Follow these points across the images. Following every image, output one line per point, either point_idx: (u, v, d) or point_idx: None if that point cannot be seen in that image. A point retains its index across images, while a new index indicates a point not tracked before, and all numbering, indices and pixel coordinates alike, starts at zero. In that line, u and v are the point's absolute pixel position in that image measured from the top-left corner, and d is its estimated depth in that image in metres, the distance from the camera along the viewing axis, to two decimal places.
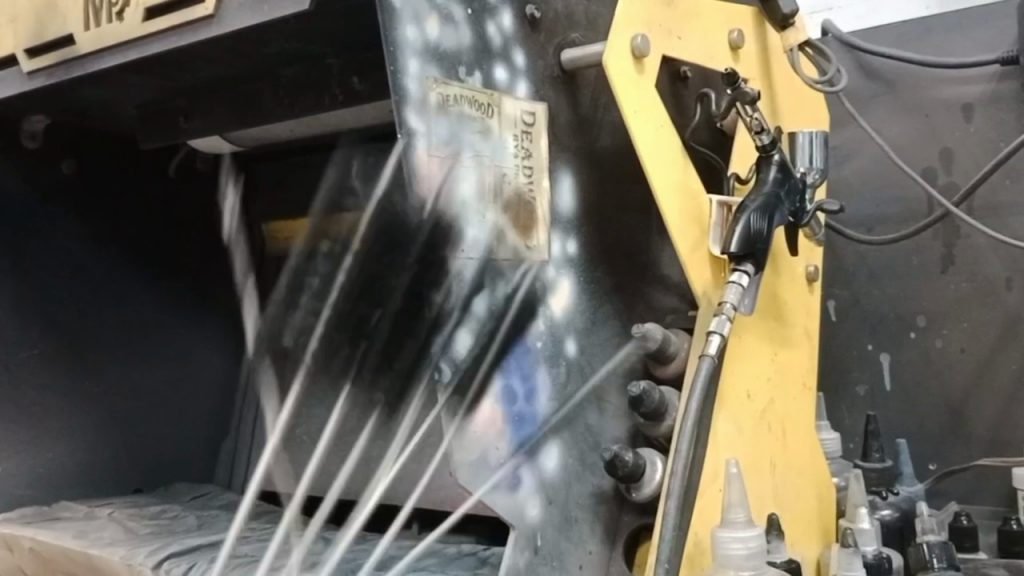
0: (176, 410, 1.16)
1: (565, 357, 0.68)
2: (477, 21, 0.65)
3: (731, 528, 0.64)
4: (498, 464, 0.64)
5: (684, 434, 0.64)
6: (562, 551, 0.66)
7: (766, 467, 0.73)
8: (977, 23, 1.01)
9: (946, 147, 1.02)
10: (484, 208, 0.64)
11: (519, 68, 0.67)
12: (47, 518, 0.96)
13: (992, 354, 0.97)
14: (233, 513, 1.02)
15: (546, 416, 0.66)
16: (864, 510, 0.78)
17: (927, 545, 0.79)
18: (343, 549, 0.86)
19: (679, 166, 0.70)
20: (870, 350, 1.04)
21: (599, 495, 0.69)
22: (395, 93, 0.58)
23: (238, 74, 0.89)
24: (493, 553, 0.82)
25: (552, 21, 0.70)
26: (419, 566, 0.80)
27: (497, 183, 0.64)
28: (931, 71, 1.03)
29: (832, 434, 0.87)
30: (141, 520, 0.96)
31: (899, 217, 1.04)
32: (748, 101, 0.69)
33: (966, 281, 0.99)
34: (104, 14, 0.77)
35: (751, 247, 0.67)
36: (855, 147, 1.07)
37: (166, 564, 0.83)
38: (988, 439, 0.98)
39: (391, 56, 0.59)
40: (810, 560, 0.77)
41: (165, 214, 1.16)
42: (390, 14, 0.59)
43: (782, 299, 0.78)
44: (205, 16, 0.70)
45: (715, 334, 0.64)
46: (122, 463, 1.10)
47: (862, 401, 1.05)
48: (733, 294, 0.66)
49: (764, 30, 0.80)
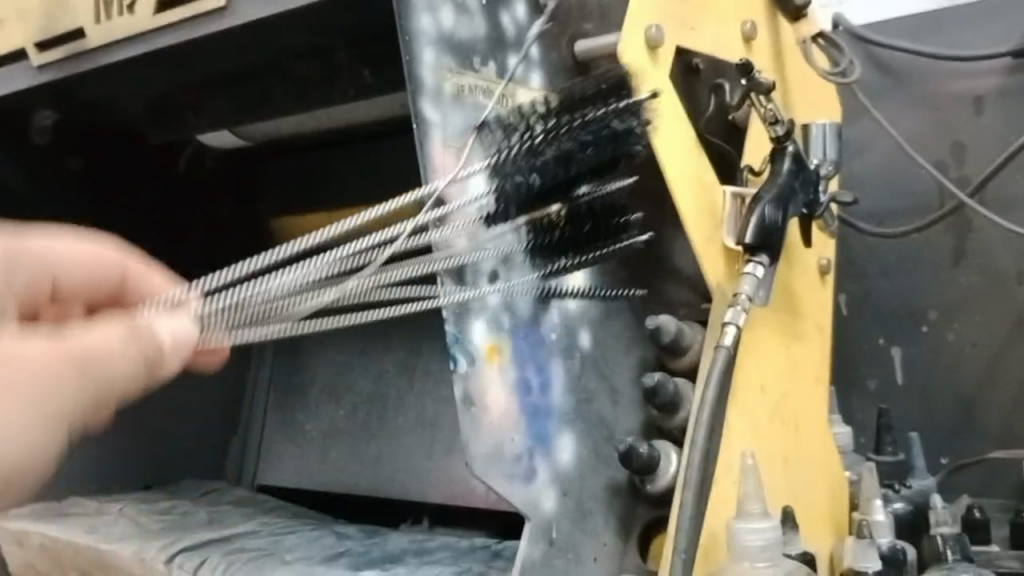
0: (184, 406, 1.15)
1: (579, 349, 0.69)
2: (490, 12, 0.66)
3: (747, 521, 0.64)
4: (512, 456, 0.62)
5: (700, 424, 0.62)
6: (578, 543, 0.65)
7: (780, 460, 0.73)
8: (988, 16, 1.02)
9: (957, 139, 1.02)
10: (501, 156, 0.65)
11: (533, 59, 0.69)
12: (57, 513, 0.96)
13: (1004, 347, 0.98)
14: (242, 508, 1.01)
15: (561, 407, 0.66)
16: (878, 503, 0.78)
17: (941, 538, 0.81)
18: (356, 543, 0.86)
19: (697, 207, 0.68)
20: (881, 344, 1.05)
21: (613, 487, 0.69)
22: (411, 84, 0.60)
23: (251, 68, 0.89)
24: (506, 547, 0.81)
25: (566, 13, 0.71)
26: (432, 559, 0.79)
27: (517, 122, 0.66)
28: (944, 63, 1.03)
29: (843, 427, 0.87)
30: (152, 516, 0.96)
31: (907, 211, 1.05)
32: (763, 92, 0.69)
33: (978, 274, 1.00)
34: (114, 8, 0.77)
35: (766, 238, 0.67)
36: (868, 138, 1.07)
37: (178, 558, 0.84)
38: (1000, 433, 0.98)
39: (405, 46, 0.60)
40: (823, 553, 0.77)
41: (166, 209, 1.15)
42: (407, 5, 0.60)
43: (796, 292, 0.77)
44: (215, 8, 0.70)
45: (731, 325, 0.64)
46: (132, 459, 1.10)
47: (874, 395, 1.05)
48: (748, 285, 0.66)
49: (777, 20, 0.80)
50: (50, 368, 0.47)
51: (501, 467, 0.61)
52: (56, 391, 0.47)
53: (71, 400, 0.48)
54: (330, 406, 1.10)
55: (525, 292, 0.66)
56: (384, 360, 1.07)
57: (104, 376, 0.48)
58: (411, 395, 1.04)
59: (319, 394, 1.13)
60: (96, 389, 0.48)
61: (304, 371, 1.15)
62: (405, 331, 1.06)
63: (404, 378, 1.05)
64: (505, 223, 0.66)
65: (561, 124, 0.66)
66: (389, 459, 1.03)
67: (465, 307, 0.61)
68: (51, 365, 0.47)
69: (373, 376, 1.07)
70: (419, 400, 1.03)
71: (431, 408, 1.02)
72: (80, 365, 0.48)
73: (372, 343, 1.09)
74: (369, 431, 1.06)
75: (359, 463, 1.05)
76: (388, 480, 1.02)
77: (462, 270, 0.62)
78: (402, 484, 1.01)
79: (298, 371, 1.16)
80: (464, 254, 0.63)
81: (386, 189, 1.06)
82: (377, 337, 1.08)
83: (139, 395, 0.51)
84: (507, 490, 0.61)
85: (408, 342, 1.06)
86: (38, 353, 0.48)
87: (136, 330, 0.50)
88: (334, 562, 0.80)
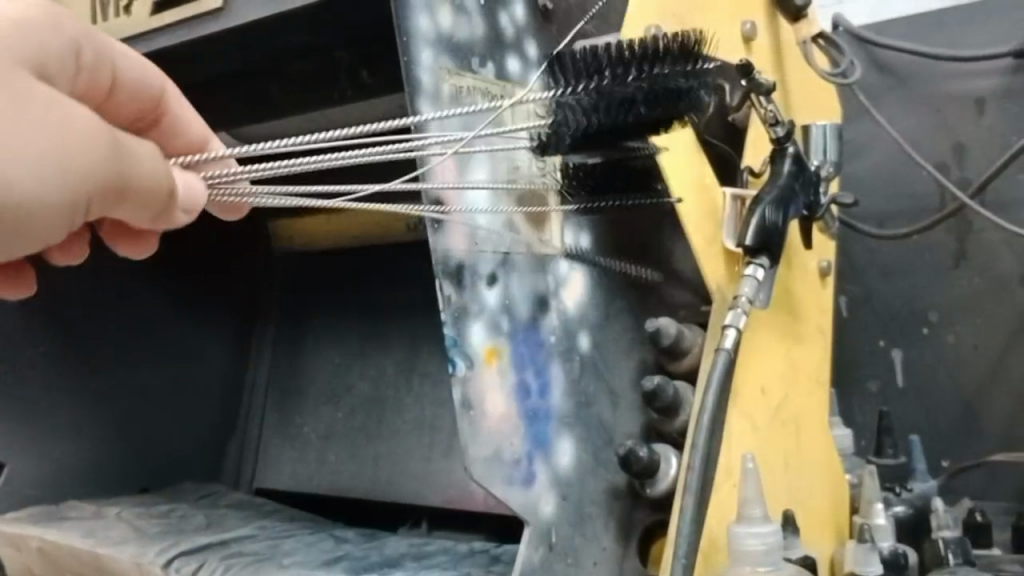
0: (182, 409, 1.14)
1: (579, 351, 0.68)
2: (491, 13, 0.66)
3: (748, 525, 0.64)
4: (511, 459, 0.62)
5: (701, 426, 0.62)
6: (577, 548, 0.65)
7: (781, 464, 0.73)
8: (989, 17, 1.02)
9: (959, 141, 1.02)
10: (499, 199, 0.65)
11: (531, 60, 0.69)
12: (55, 516, 0.96)
13: (1006, 349, 0.98)
14: (241, 511, 1.01)
15: (560, 410, 0.66)
16: (879, 506, 0.78)
17: (943, 542, 0.80)
18: (354, 547, 0.86)
19: (696, 205, 0.67)
20: (881, 346, 1.04)
21: (613, 490, 0.68)
22: (410, 86, 0.59)
23: (248, 69, 0.88)
24: (505, 551, 0.81)
25: (565, 11, 0.72)
26: (431, 564, 0.79)
27: (511, 173, 0.67)
28: (946, 65, 1.03)
29: (843, 430, 0.86)
30: (150, 519, 0.95)
31: (907, 212, 1.05)
32: (763, 92, 0.68)
33: (979, 276, 0.99)
34: (112, 8, 0.77)
35: (766, 239, 0.66)
36: (868, 139, 1.07)
37: (176, 563, 0.83)
38: (1000, 434, 0.98)
39: (404, 48, 0.59)
40: (824, 556, 0.77)
41: None
42: (405, 6, 0.60)
43: (797, 293, 0.77)
44: (212, 9, 0.70)
45: (731, 328, 0.63)
46: (130, 462, 1.09)
47: (874, 397, 1.04)
48: (749, 287, 0.65)
49: (777, 20, 0.80)
50: (93, 136, 0.45)
51: (499, 471, 0.61)
52: (85, 157, 0.45)
53: (102, 185, 0.46)
54: (329, 408, 1.10)
55: (524, 294, 0.65)
56: (382, 363, 1.07)
57: (138, 182, 0.49)
58: (409, 397, 1.03)
59: (317, 396, 1.12)
60: (123, 187, 0.48)
61: (303, 373, 1.15)
62: (404, 334, 1.06)
63: (402, 380, 1.05)
64: (503, 254, 0.64)
65: (612, 71, 0.65)
66: (387, 462, 1.02)
67: (464, 312, 0.61)
68: (98, 138, 0.45)
69: (372, 379, 1.07)
70: (417, 403, 1.03)
71: (430, 411, 1.01)
72: (117, 147, 0.47)
73: (370, 345, 1.08)
74: (367, 434, 1.05)
75: (358, 467, 1.04)
76: (386, 483, 1.01)
77: (461, 275, 0.61)
78: (400, 487, 1.00)
79: (296, 373, 1.16)
80: (464, 258, 0.62)
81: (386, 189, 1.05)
82: (377, 340, 1.08)
83: (142, 217, 0.51)
84: (506, 493, 0.61)
85: (406, 344, 1.05)
86: (86, 119, 0.45)
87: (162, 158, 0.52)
88: (332, 566, 0.80)
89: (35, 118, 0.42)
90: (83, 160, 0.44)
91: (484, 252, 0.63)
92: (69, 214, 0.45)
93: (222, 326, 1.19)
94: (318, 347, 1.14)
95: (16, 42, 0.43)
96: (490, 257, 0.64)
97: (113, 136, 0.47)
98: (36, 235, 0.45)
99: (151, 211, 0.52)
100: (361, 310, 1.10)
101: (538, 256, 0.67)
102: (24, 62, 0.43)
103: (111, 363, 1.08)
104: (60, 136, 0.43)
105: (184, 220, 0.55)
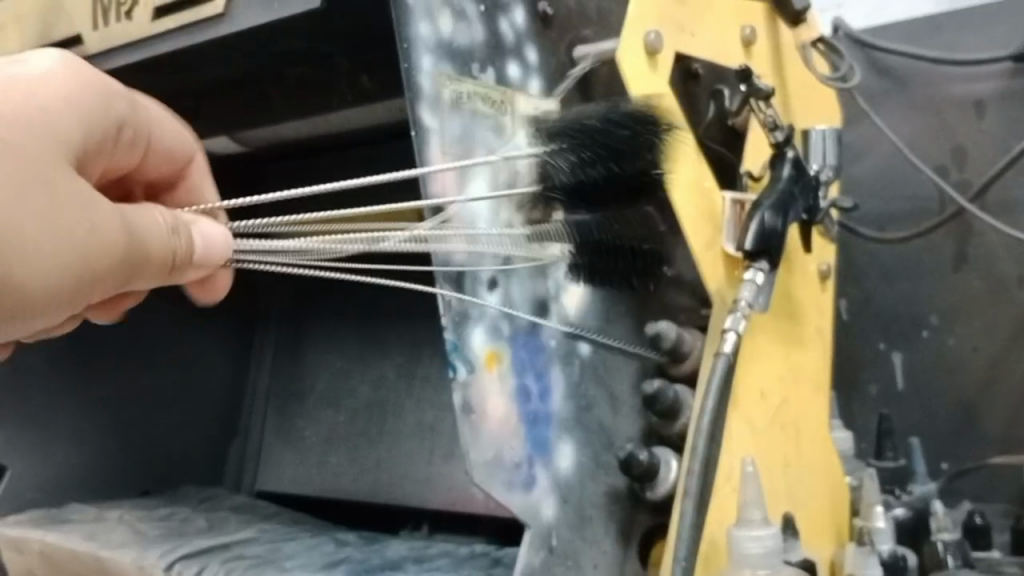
0: (184, 412, 1.15)
1: (579, 355, 0.69)
2: (490, 19, 0.66)
3: (747, 528, 0.64)
4: (512, 463, 0.62)
5: (700, 431, 0.62)
6: (577, 551, 0.65)
7: (781, 467, 0.73)
8: (987, 20, 1.02)
9: (958, 144, 1.02)
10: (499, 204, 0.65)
11: (532, 65, 0.69)
12: (58, 519, 0.96)
13: (1005, 352, 0.98)
14: (242, 514, 1.01)
15: (560, 415, 0.66)
16: (879, 509, 0.79)
17: (942, 544, 0.80)
18: (355, 550, 0.86)
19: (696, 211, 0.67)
20: (881, 349, 1.05)
21: (613, 494, 0.69)
22: (409, 91, 0.60)
23: (248, 74, 0.89)
24: (506, 554, 0.81)
25: (565, 18, 0.72)
26: (433, 566, 0.79)
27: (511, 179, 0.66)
28: (945, 69, 1.03)
29: (844, 432, 0.87)
30: (151, 522, 0.96)
31: (908, 216, 1.05)
32: (763, 97, 0.69)
33: (979, 278, 0.99)
34: (112, 15, 0.77)
35: (766, 242, 0.66)
36: (868, 143, 1.07)
37: (178, 566, 0.83)
38: (1000, 437, 0.98)
39: (404, 54, 0.60)
40: (824, 558, 0.77)
41: None
42: (405, 12, 0.60)
43: (796, 297, 0.77)
44: (213, 15, 0.70)
45: (731, 331, 0.63)
46: (131, 464, 1.10)
47: (875, 400, 1.05)
48: (749, 291, 0.65)
49: (777, 25, 0.80)
50: (108, 228, 0.51)
51: (500, 474, 0.61)
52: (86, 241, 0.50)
53: (111, 266, 0.51)
54: (330, 411, 1.10)
55: (525, 300, 0.66)
56: (383, 366, 1.07)
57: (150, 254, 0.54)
58: (410, 400, 1.04)
59: (319, 399, 1.12)
60: (135, 262, 0.53)
61: (304, 376, 1.15)
62: (404, 337, 1.06)
63: (403, 383, 1.05)
64: (503, 259, 0.65)
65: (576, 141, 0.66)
66: (388, 466, 1.03)
67: (464, 318, 0.61)
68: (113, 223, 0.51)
69: (373, 382, 1.07)
70: (418, 406, 1.03)
71: (431, 414, 1.02)
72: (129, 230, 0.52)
73: (371, 348, 1.09)
74: (369, 436, 1.06)
75: (360, 470, 1.05)
76: (387, 485, 1.02)
77: (461, 279, 0.62)
78: (401, 490, 1.00)
79: (297, 376, 1.16)
80: (464, 264, 0.62)
81: (382, 192, 1.04)
82: (377, 343, 1.08)
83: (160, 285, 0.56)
84: (506, 497, 0.61)
85: (408, 348, 1.05)
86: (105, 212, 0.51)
87: (180, 224, 0.57)
88: (333, 569, 0.80)
89: (37, 209, 0.47)
90: (94, 245, 0.50)
91: (485, 258, 0.64)
92: (75, 297, 0.50)
93: (224, 329, 1.19)
94: (319, 350, 1.14)
95: (46, 123, 0.50)
96: (490, 262, 0.64)
97: (126, 218, 0.53)
98: (45, 315, 0.50)
99: (161, 273, 0.55)
100: (362, 313, 1.10)
101: (538, 259, 0.67)
102: (55, 151, 0.49)
103: (112, 366, 1.09)
104: (51, 225, 0.48)
105: (202, 270, 0.58)
